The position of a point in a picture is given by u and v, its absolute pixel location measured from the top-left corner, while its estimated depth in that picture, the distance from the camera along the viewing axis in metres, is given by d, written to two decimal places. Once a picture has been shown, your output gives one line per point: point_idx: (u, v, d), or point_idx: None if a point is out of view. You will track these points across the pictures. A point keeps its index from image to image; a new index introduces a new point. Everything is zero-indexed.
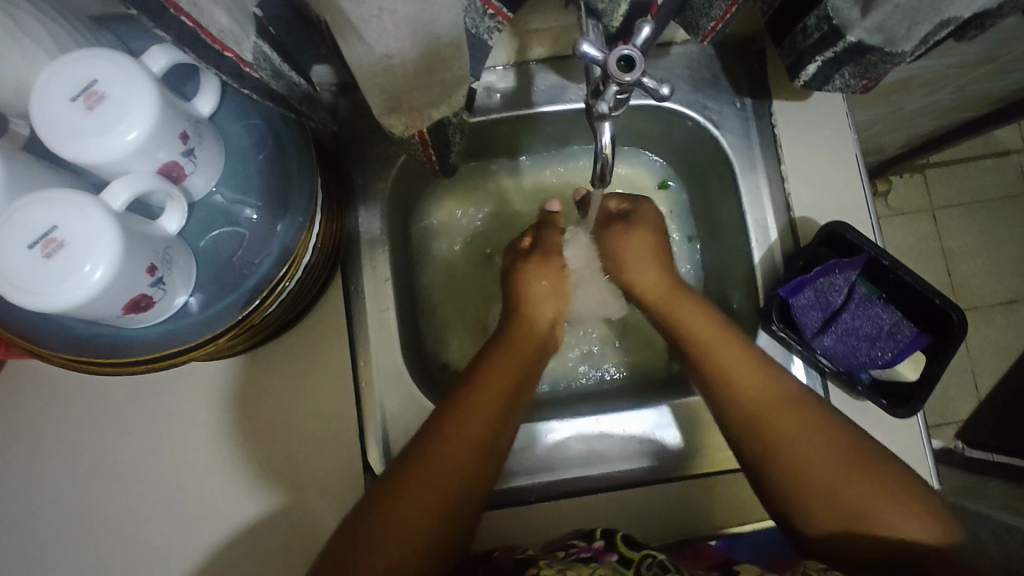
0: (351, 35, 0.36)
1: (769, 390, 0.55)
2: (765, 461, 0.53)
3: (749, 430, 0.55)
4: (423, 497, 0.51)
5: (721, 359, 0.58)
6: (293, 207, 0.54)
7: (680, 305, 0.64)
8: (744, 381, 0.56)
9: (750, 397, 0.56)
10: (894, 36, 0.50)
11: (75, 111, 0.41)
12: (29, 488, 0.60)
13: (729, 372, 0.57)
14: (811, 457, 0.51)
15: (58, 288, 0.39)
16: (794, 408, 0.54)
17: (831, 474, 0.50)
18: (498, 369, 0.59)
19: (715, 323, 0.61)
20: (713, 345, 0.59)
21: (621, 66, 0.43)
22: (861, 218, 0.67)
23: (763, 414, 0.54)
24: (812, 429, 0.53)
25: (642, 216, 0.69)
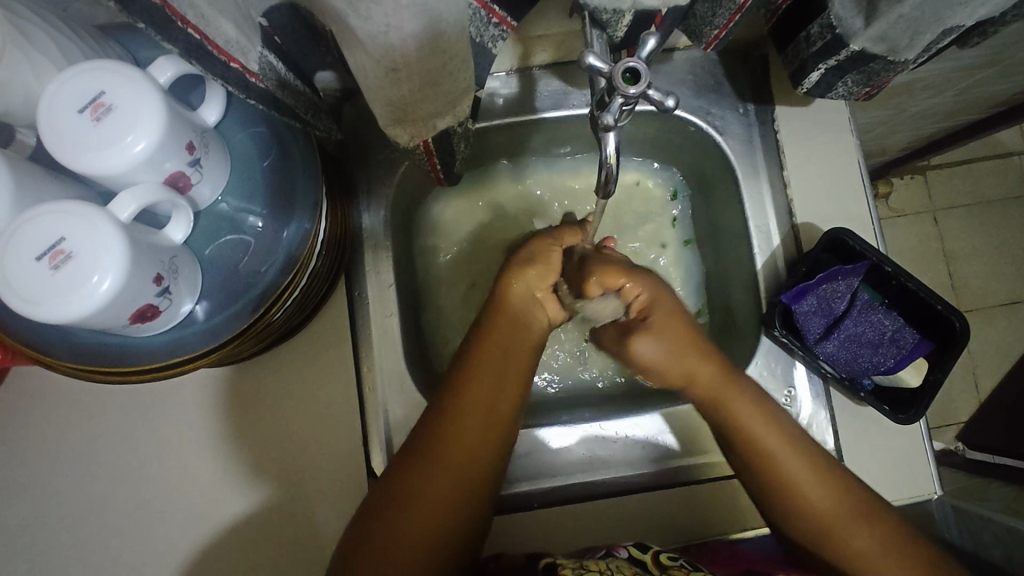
0: (357, 48, 0.36)
1: (839, 511, 0.54)
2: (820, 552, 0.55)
3: (818, 545, 0.54)
4: (422, 509, 0.51)
5: (774, 462, 0.56)
6: (297, 213, 0.54)
7: (737, 412, 0.57)
8: (811, 501, 0.54)
9: (818, 517, 0.54)
10: (898, 45, 0.50)
11: (83, 123, 0.41)
12: (34, 491, 0.60)
13: (798, 495, 0.55)
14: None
15: (66, 299, 0.40)
16: (866, 527, 0.53)
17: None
18: (475, 386, 0.56)
19: (768, 421, 0.57)
20: (777, 466, 0.56)
21: (626, 78, 0.43)
22: (863, 224, 0.67)
23: (833, 533, 0.54)
24: (884, 548, 0.52)
25: (666, 320, 0.63)
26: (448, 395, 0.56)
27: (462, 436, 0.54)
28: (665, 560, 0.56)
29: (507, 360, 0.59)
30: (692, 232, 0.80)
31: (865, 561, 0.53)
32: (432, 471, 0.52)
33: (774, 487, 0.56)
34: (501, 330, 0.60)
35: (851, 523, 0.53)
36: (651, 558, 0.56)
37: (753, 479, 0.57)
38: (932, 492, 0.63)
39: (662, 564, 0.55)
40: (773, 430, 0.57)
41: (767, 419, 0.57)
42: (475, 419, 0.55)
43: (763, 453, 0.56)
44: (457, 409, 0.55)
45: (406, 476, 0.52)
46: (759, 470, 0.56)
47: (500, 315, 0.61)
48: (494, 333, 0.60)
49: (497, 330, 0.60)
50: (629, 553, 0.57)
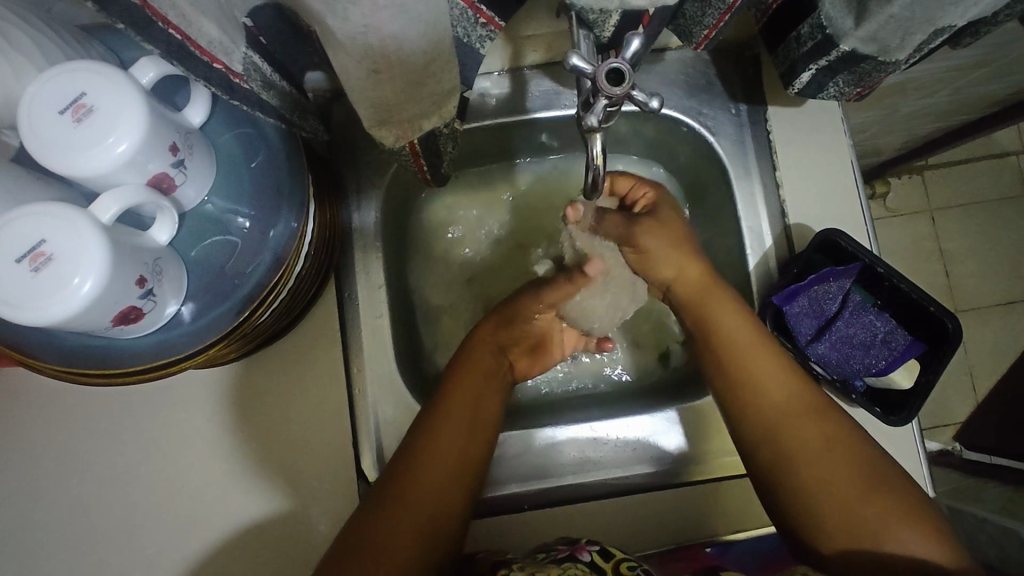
0: (337, 47, 0.36)
1: (794, 404, 0.56)
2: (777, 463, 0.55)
3: (773, 447, 0.55)
4: (423, 500, 0.53)
5: (745, 361, 0.58)
6: (284, 214, 0.54)
7: (712, 303, 0.61)
8: (767, 391, 0.57)
9: (772, 410, 0.56)
10: (888, 46, 0.49)
11: (64, 124, 0.40)
12: (21, 495, 0.60)
13: (756, 384, 0.57)
14: (826, 469, 0.53)
15: (47, 302, 0.39)
16: (817, 423, 0.55)
17: (843, 489, 0.52)
18: (447, 432, 0.56)
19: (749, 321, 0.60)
20: (745, 352, 0.58)
21: (610, 79, 0.42)
22: (855, 224, 0.67)
23: (790, 436, 0.55)
24: (831, 443, 0.54)
25: (664, 216, 0.66)
26: (434, 415, 0.57)
27: (435, 477, 0.54)
28: (624, 568, 0.53)
29: (480, 401, 0.60)
30: None
31: (810, 455, 0.54)
32: (421, 491, 0.53)
33: (740, 385, 0.58)
34: (473, 376, 0.61)
35: (803, 417, 0.55)
36: (611, 567, 0.53)
37: (720, 370, 0.60)
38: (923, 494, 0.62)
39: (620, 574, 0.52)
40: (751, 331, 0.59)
41: (741, 312, 0.60)
42: (449, 462, 0.55)
43: (734, 339, 0.59)
44: (428, 450, 0.55)
45: (392, 498, 0.52)
46: (726, 357, 0.59)
47: (473, 359, 0.63)
48: (464, 381, 0.60)
49: (465, 378, 0.61)
50: (590, 558, 0.54)
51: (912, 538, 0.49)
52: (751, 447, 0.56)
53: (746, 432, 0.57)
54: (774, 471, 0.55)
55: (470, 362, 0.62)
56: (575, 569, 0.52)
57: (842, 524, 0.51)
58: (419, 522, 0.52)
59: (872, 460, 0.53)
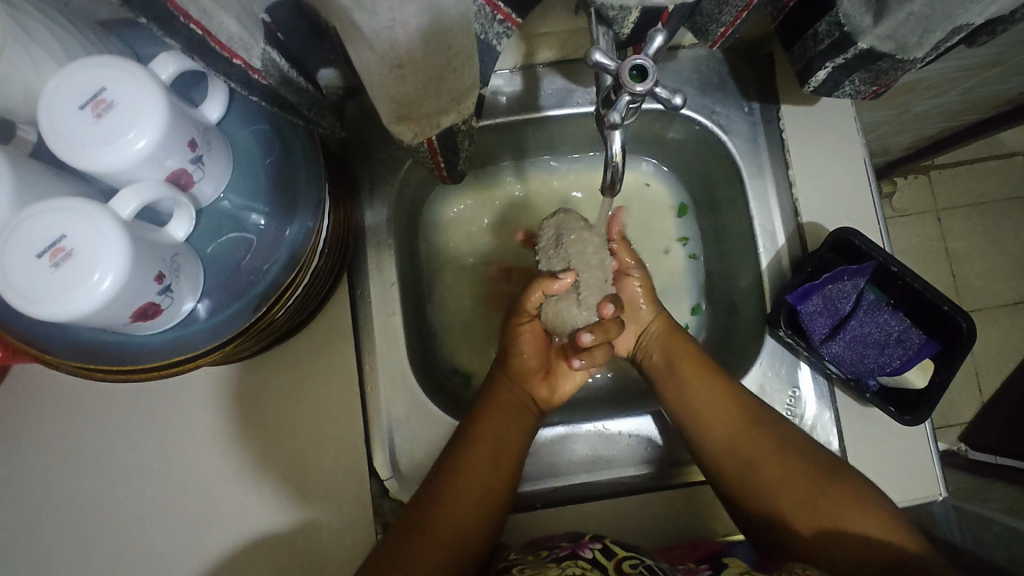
0: (361, 43, 0.36)
1: (739, 420, 0.60)
2: (739, 479, 0.58)
3: (731, 462, 0.58)
4: (446, 517, 0.55)
5: (692, 382, 0.63)
6: (300, 211, 0.54)
7: (662, 336, 0.67)
8: (713, 408, 0.61)
9: (722, 425, 0.60)
10: (906, 44, 0.49)
11: (84, 119, 0.40)
12: (34, 491, 0.60)
13: (705, 403, 0.61)
14: (777, 474, 0.57)
15: (67, 297, 0.39)
16: (762, 432, 0.59)
17: (797, 491, 0.55)
18: (466, 479, 0.56)
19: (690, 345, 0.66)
20: (691, 377, 0.63)
21: (633, 76, 0.42)
22: (868, 223, 0.67)
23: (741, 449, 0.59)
24: (774, 448, 0.58)
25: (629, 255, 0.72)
26: (467, 434, 0.59)
27: (452, 519, 0.54)
28: (625, 568, 0.53)
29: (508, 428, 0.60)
30: (688, 232, 0.81)
31: (762, 464, 0.57)
32: (446, 508, 0.55)
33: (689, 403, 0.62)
34: (494, 421, 0.60)
35: (748, 429, 0.59)
36: (612, 565, 0.53)
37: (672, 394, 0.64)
38: (936, 493, 0.62)
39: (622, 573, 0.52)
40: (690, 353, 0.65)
41: (680, 341, 0.66)
42: (466, 505, 0.55)
43: (681, 368, 0.64)
44: (447, 498, 0.55)
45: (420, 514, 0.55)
46: (674, 383, 0.64)
47: (493, 400, 0.62)
48: (484, 427, 0.59)
49: (493, 413, 0.61)
50: (591, 555, 0.54)
51: (866, 525, 0.52)
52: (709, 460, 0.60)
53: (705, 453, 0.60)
54: (736, 486, 0.58)
55: (491, 407, 0.61)
56: (575, 566, 0.52)
57: (804, 523, 0.54)
58: (441, 538, 0.54)
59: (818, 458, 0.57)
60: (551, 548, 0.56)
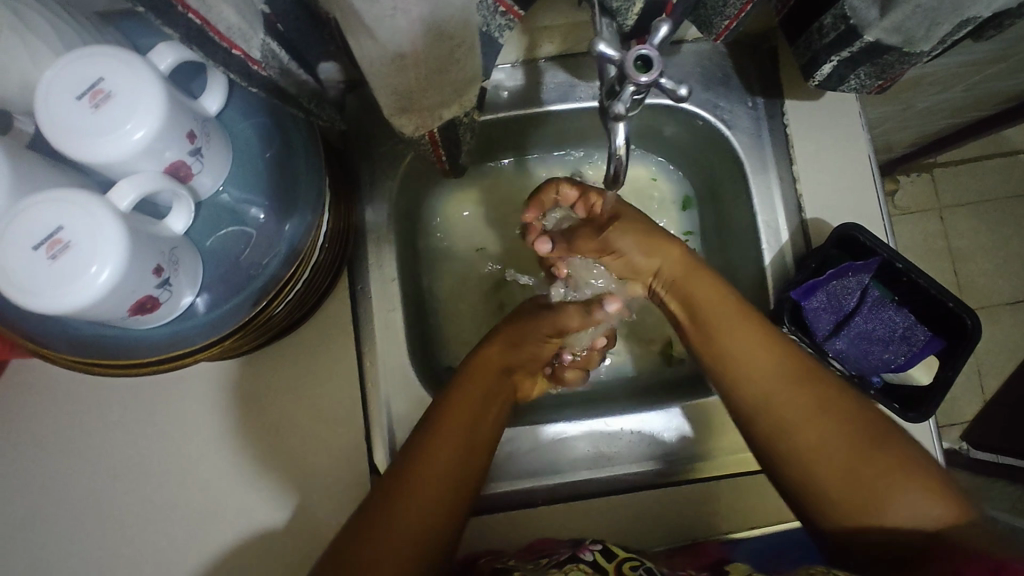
0: (362, 34, 0.35)
1: (782, 375, 0.55)
2: (779, 443, 0.53)
3: (769, 426, 0.54)
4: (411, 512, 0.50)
5: (727, 339, 0.58)
6: (300, 207, 0.53)
7: (695, 283, 0.62)
8: (751, 365, 0.56)
9: (760, 383, 0.56)
10: (913, 37, 0.49)
11: (82, 110, 0.40)
12: (32, 486, 0.60)
13: (741, 361, 0.57)
14: (818, 435, 0.52)
15: (63, 290, 0.39)
16: (805, 389, 0.54)
17: (838, 456, 0.51)
18: (435, 458, 0.53)
19: (728, 297, 0.60)
20: (727, 330, 0.58)
21: (638, 66, 0.41)
22: (872, 219, 0.66)
23: (780, 410, 0.54)
24: (820, 408, 0.53)
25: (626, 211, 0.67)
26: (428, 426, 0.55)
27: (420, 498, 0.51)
28: (626, 569, 0.52)
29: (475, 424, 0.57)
30: (694, 224, 0.81)
31: (800, 423, 0.53)
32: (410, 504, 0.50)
33: (723, 362, 0.58)
34: (461, 409, 0.57)
35: (792, 386, 0.54)
36: (613, 568, 0.52)
37: (708, 347, 0.60)
38: None
39: None
40: (727, 308, 0.59)
41: (718, 288, 0.61)
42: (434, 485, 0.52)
43: (717, 316, 0.59)
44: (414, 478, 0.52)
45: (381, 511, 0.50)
46: (710, 333, 0.60)
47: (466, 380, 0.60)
48: (450, 412, 0.56)
49: (456, 404, 0.58)
50: (592, 558, 0.54)
51: (914, 498, 0.48)
52: (745, 423, 0.56)
53: (739, 408, 0.57)
54: (770, 446, 0.54)
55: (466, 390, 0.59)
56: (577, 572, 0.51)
57: (842, 489, 0.50)
58: (408, 534, 0.49)
59: (870, 420, 0.52)
60: (549, 555, 0.55)
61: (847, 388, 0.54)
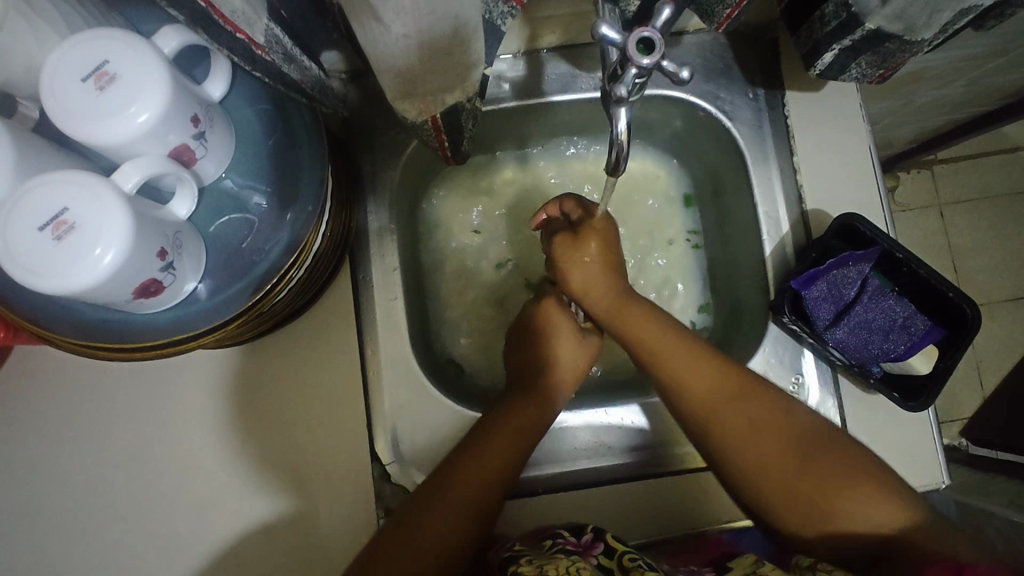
0: (367, 16, 0.36)
1: (719, 403, 0.57)
2: (729, 465, 0.55)
3: (718, 448, 0.56)
4: (442, 523, 0.52)
5: (666, 366, 0.60)
6: (302, 196, 0.53)
7: (629, 318, 0.63)
8: (692, 389, 0.58)
9: (703, 407, 0.57)
10: (915, 23, 0.49)
11: (87, 92, 0.40)
12: (35, 472, 0.60)
13: (682, 386, 0.58)
14: (762, 455, 0.54)
15: (67, 271, 0.39)
16: (743, 413, 0.56)
17: (784, 476, 0.52)
18: (472, 471, 0.55)
19: (660, 323, 0.62)
20: (666, 355, 0.60)
21: (640, 49, 0.42)
22: (872, 210, 0.66)
23: (722, 433, 0.56)
24: (761, 429, 0.55)
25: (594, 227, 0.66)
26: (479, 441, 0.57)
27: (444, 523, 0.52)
28: (626, 563, 0.53)
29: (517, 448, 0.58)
30: (697, 224, 0.81)
31: (742, 444, 0.55)
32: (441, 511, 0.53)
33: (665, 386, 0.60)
34: (511, 428, 0.59)
35: (728, 412, 0.56)
36: (615, 565, 0.53)
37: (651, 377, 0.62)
38: (940, 480, 0.62)
39: (624, 570, 0.52)
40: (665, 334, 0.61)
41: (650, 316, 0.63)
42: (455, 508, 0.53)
43: (654, 346, 0.61)
44: (437, 501, 0.53)
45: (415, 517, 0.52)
46: (651, 363, 0.61)
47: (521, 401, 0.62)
48: (501, 429, 0.59)
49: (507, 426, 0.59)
50: (598, 561, 0.53)
51: (862, 508, 0.49)
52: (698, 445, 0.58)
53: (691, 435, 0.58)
54: (722, 471, 0.56)
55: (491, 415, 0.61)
56: (584, 564, 0.51)
57: (794, 507, 0.52)
58: (436, 539, 0.51)
59: (812, 432, 0.54)
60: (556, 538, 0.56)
61: (778, 403, 0.56)
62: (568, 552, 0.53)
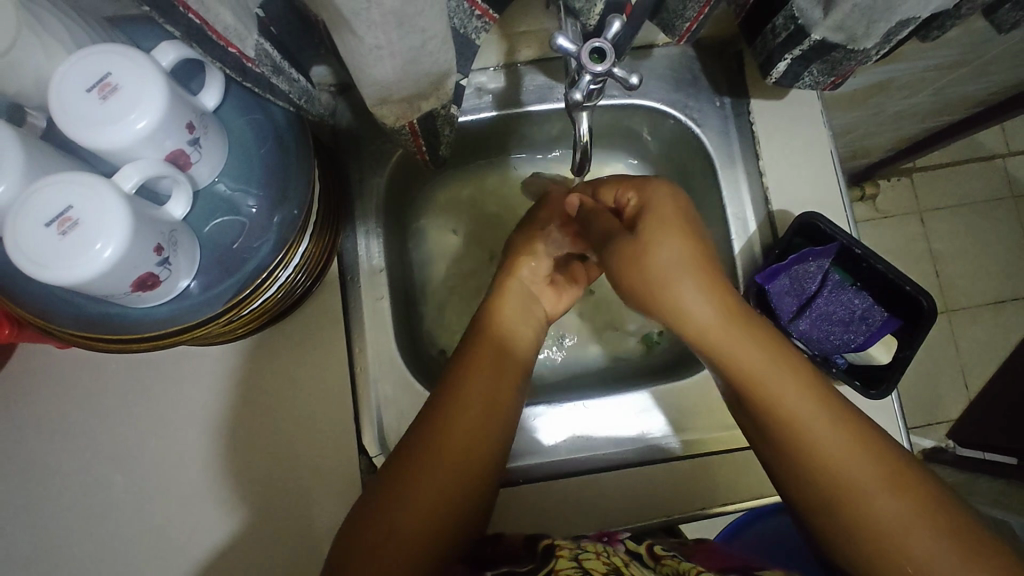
0: (344, 29, 0.39)
1: (848, 442, 0.50)
2: (847, 537, 0.48)
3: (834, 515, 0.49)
4: (408, 516, 0.49)
5: (782, 416, 0.52)
6: (290, 199, 0.57)
7: (739, 345, 0.54)
8: (815, 445, 0.50)
9: (827, 467, 0.49)
10: (855, 34, 0.53)
11: (90, 101, 0.44)
12: (35, 466, 0.63)
13: (803, 440, 0.50)
14: (892, 526, 0.47)
15: (70, 263, 0.42)
16: (875, 471, 0.48)
17: (914, 550, 0.46)
18: (433, 463, 0.52)
19: (775, 360, 0.53)
20: (780, 401, 0.52)
21: (593, 58, 0.46)
22: (833, 210, 0.70)
23: (845, 498, 0.48)
24: (886, 494, 0.48)
25: (657, 212, 0.58)
26: (422, 428, 0.54)
27: (434, 484, 0.51)
28: (658, 551, 0.56)
29: (474, 440, 0.54)
30: None
31: (866, 512, 0.48)
32: (410, 505, 0.50)
33: (776, 435, 0.52)
34: (461, 401, 0.55)
35: (863, 473, 0.48)
36: (644, 549, 0.56)
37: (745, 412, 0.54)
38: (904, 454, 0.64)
39: (656, 556, 0.55)
40: (783, 377, 0.52)
41: (773, 357, 0.53)
42: (447, 468, 0.52)
43: (766, 406, 0.52)
44: (399, 493, 0.50)
45: (382, 514, 0.49)
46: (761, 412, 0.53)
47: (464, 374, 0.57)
48: (455, 412, 0.54)
49: (461, 400, 0.55)
50: (625, 545, 0.57)
51: None
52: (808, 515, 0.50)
53: (805, 501, 0.50)
54: (839, 540, 0.49)
55: (451, 371, 0.58)
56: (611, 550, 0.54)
57: None
58: (414, 535, 0.49)
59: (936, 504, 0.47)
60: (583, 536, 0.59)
61: (902, 465, 0.49)
62: (595, 542, 0.56)
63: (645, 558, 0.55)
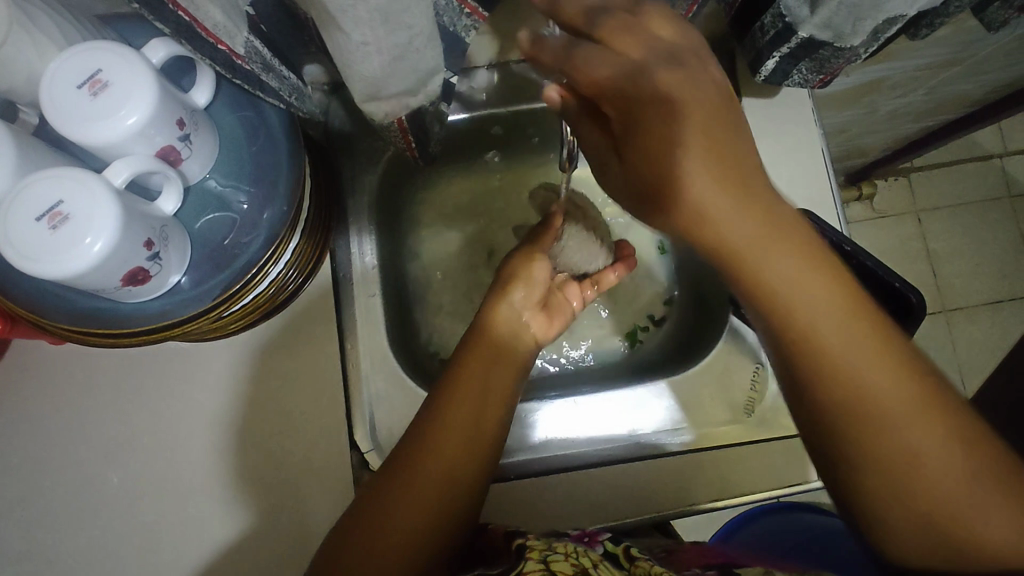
0: (332, 26, 0.40)
1: (905, 392, 0.41)
2: (874, 478, 0.42)
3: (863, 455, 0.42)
4: (401, 516, 0.49)
5: (818, 349, 0.41)
6: (279, 195, 0.56)
7: (772, 257, 0.40)
8: (848, 380, 0.41)
9: (862, 401, 0.41)
10: (842, 32, 0.54)
11: (81, 97, 0.44)
12: (29, 462, 0.63)
13: (840, 376, 0.41)
14: (924, 463, 0.41)
15: (60, 257, 0.43)
16: (912, 404, 0.41)
17: (946, 488, 0.40)
18: (427, 464, 0.51)
19: (805, 273, 0.41)
20: (816, 332, 0.41)
21: None
22: (823, 208, 0.71)
23: (876, 433, 0.41)
24: (923, 430, 0.41)
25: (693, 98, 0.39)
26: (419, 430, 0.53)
27: (430, 484, 0.51)
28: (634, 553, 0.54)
29: (471, 444, 0.53)
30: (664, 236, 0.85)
31: (901, 453, 0.41)
32: (404, 506, 0.50)
33: (806, 365, 0.42)
34: (463, 394, 0.54)
35: (901, 411, 0.41)
36: (621, 551, 0.55)
37: (790, 375, 0.43)
38: None
39: (634, 559, 0.54)
40: (818, 295, 0.41)
41: (806, 270, 0.41)
42: (442, 468, 0.51)
43: (797, 335, 0.41)
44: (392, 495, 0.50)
45: (375, 516, 0.49)
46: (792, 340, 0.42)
47: (466, 370, 0.55)
48: (452, 409, 0.53)
49: (460, 397, 0.54)
50: (603, 547, 0.56)
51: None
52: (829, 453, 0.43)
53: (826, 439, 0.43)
54: (863, 483, 0.42)
55: (452, 366, 0.56)
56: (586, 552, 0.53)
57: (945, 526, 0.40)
58: (406, 536, 0.49)
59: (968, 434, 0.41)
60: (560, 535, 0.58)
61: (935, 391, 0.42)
62: (571, 543, 0.55)
63: (623, 561, 0.54)
